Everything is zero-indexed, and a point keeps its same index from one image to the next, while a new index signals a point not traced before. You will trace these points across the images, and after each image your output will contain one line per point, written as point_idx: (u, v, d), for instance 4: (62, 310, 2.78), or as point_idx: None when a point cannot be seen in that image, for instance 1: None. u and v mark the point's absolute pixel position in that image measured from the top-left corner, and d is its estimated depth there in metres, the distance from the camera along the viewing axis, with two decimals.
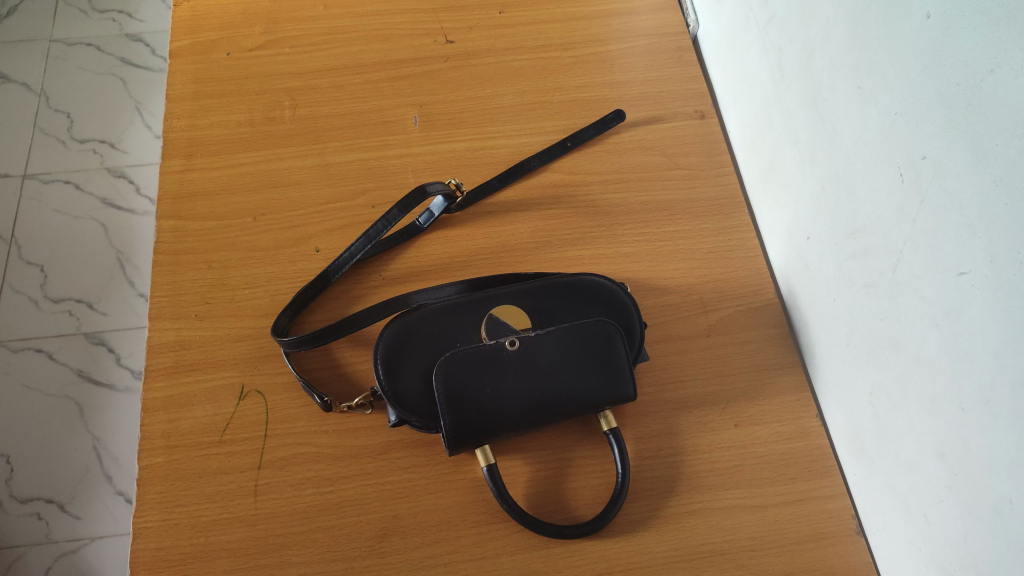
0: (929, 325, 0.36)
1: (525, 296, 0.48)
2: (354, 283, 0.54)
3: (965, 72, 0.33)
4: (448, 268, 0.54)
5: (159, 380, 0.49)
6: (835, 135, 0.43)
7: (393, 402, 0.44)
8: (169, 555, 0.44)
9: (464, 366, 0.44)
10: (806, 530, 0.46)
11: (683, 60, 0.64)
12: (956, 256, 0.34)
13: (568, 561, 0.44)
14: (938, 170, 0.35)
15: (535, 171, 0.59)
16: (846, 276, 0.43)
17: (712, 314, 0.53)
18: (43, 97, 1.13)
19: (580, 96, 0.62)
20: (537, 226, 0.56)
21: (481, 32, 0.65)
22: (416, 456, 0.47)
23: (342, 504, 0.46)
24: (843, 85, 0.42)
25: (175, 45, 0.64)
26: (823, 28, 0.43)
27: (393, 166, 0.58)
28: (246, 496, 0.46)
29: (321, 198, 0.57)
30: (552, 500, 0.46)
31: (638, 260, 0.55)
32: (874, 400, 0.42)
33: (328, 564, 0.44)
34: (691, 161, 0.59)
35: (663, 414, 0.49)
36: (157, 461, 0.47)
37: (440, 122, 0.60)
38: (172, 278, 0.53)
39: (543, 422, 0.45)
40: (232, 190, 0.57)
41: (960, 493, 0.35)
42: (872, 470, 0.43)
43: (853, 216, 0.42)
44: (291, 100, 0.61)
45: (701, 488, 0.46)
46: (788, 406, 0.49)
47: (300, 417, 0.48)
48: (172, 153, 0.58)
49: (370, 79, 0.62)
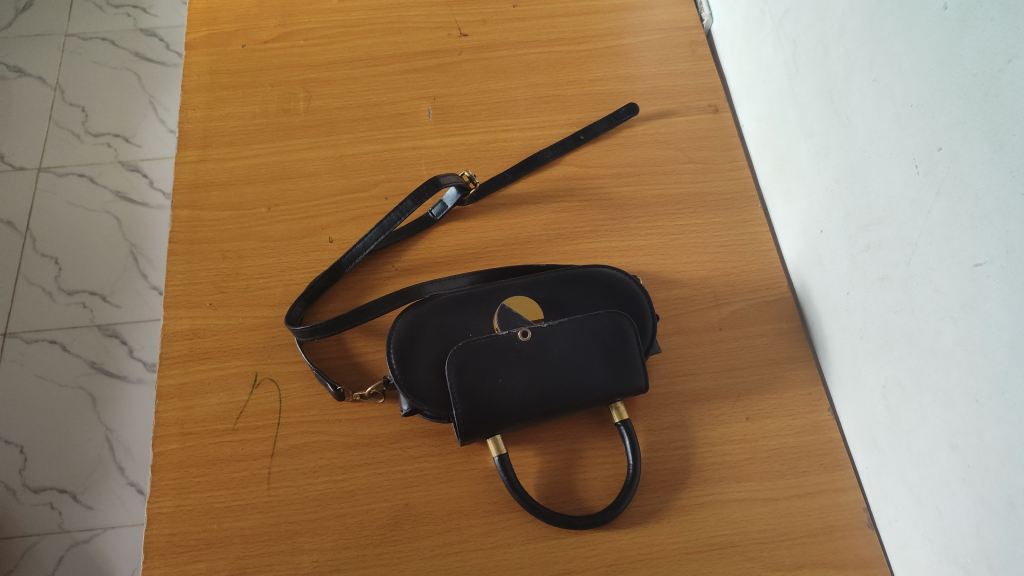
0: (944, 317, 0.36)
1: (537, 287, 0.48)
2: (367, 274, 0.54)
3: (982, 63, 0.33)
4: (461, 259, 0.55)
5: (174, 368, 0.50)
6: (850, 127, 0.43)
7: (405, 391, 0.44)
8: (183, 541, 0.45)
9: (476, 356, 0.44)
10: (818, 523, 0.45)
11: (697, 54, 0.64)
12: (972, 248, 0.34)
13: (578, 551, 0.44)
14: (954, 161, 0.34)
15: (548, 163, 0.59)
16: (860, 268, 0.43)
17: (724, 307, 0.53)
18: (58, 90, 1.15)
19: (593, 89, 0.63)
20: (549, 218, 0.56)
21: (495, 25, 0.65)
22: (428, 446, 0.47)
23: (354, 491, 0.46)
24: (858, 77, 0.42)
25: (191, 38, 0.64)
26: (839, 21, 0.43)
27: (406, 157, 0.58)
28: (260, 483, 0.46)
29: (335, 189, 0.57)
30: (564, 491, 0.46)
31: (650, 253, 0.55)
32: (887, 393, 0.41)
33: (340, 551, 0.44)
34: (704, 155, 0.59)
35: (674, 406, 0.49)
36: (172, 448, 0.47)
37: (453, 115, 0.61)
38: (186, 267, 0.54)
39: (553, 414, 0.45)
40: (247, 181, 0.57)
41: (973, 485, 0.35)
42: (884, 463, 0.43)
43: (867, 208, 0.42)
44: (305, 93, 0.61)
45: (712, 480, 0.46)
46: (801, 399, 0.49)
47: (313, 406, 0.49)
48: (187, 143, 0.59)
49: (384, 72, 0.63)
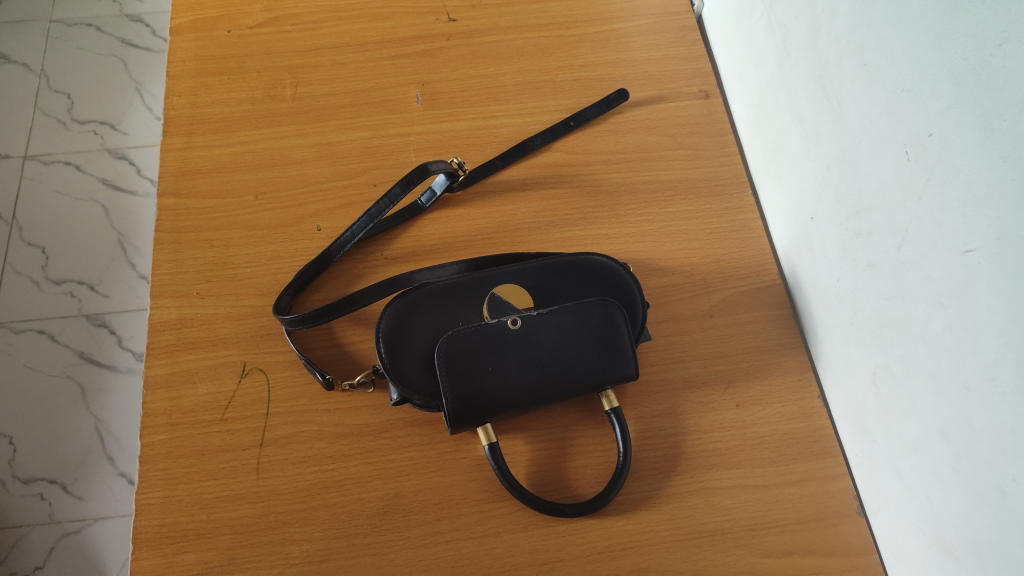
0: (934, 304, 0.36)
1: (527, 275, 0.47)
2: (356, 262, 0.54)
3: (974, 47, 0.32)
4: (451, 247, 0.54)
5: (160, 358, 0.49)
6: (841, 113, 0.42)
7: (394, 379, 0.44)
8: (172, 532, 0.44)
9: (466, 344, 0.44)
10: (807, 510, 0.46)
11: (688, 40, 0.64)
12: (962, 234, 0.33)
13: (568, 539, 0.44)
14: (945, 147, 0.34)
15: (538, 150, 0.59)
16: (851, 255, 0.43)
17: (714, 294, 0.53)
18: (43, 77, 1.13)
19: (583, 75, 0.62)
20: (539, 205, 0.56)
21: (484, 10, 0.64)
22: (418, 435, 0.47)
23: (344, 481, 0.46)
24: (849, 61, 0.41)
25: (175, 23, 0.63)
26: (829, 5, 0.43)
27: (394, 145, 0.58)
28: (249, 473, 0.46)
29: (323, 176, 0.56)
30: (554, 479, 0.46)
31: (641, 241, 0.54)
32: (877, 380, 0.41)
33: (330, 541, 0.44)
34: (695, 141, 0.59)
35: (664, 393, 0.49)
36: (159, 438, 0.47)
37: (441, 101, 0.60)
38: (172, 256, 0.53)
39: (544, 403, 0.45)
40: (233, 169, 0.56)
41: (963, 472, 0.35)
42: (874, 451, 0.43)
43: (858, 194, 0.41)
44: (292, 79, 0.61)
45: (702, 467, 0.47)
46: (791, 386, 0.49)
47: (302, 396, 0.48)
48: (172, 130, 0.58)
49: (372, 58, 0.62)
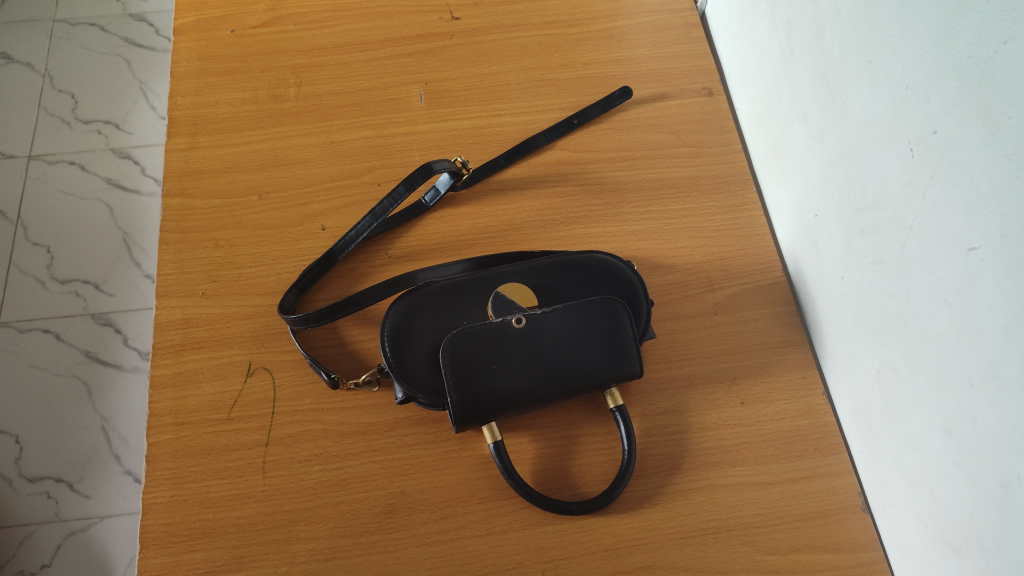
0: (938, 302, 0.36)
1: (531, 273, 0.47)
2: (361, 261, 0.54)
3: (978, 44, 0.32)
4: (455, 246, 0.54)
5: (166, 358, 0.49)
6: (845, 110, 0.42)
7: (399, 378, 0.44)
8: (179, 530, 0.45)
9: (471, 343, 0.44)
10: (812, 506, 0.46)
11: (691, 37, 0.64)
12: (966, 231, 0.33)
13: (573, 537, 0.45)
14: (949, 144, 0.34)
15: (541, 148, 0.59)
16: (855, 252, 0.43)
17: (718, 292, 0.53)
18: (47, 77, 1.13)
19: (586, 73, 0.62)
20: (543, 204, 0.56)
21: (487, 8, 0.64)
22: (423, 433, 0.47)
23: (350, 480, 0.46)
24: (853, 58, 0.41)
25: (179, 23, 0.63)
26: (833, 2, 0.43)
27: (398, 144, 0.58)
28: (255, 472, 0.46)
29: (327, 176, 0.56)
30: (559, 477, 0.46)
31: (644, 238, 0.54)
32: (881, 377, 0.41)
33: (336, 539, 0.44)
34: (699, 139, 0.59)
35: (669, 391, 0.49)
36: (166, 437, 0.47)
37: (445, 100, 0.60)
38: (177, 256, 0.53)
39: (548, 401, 0.45)
40: (237, 168, 0.57)
41: (967, 469, 0.35)
42: (878, 448, 0.43)
43: (862, 191, 0.41)
44: (295, 78, 0.61)
45: (707, 465, 0.47)
46: (796, 383, 0.49)
47: (307, 395, 0.48)
48: (176, 130, 0.58)
49: (375, 57, 0.62)
